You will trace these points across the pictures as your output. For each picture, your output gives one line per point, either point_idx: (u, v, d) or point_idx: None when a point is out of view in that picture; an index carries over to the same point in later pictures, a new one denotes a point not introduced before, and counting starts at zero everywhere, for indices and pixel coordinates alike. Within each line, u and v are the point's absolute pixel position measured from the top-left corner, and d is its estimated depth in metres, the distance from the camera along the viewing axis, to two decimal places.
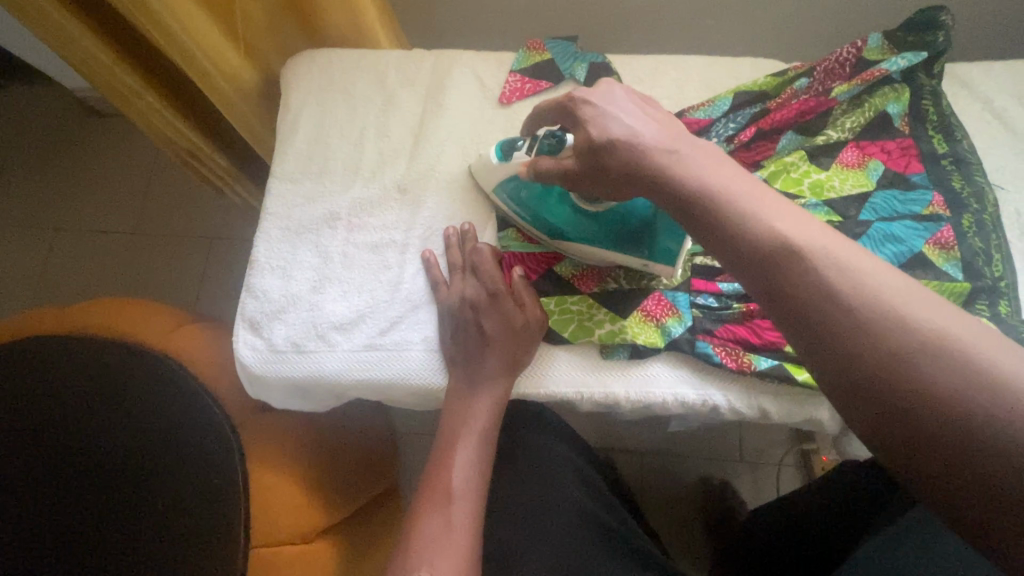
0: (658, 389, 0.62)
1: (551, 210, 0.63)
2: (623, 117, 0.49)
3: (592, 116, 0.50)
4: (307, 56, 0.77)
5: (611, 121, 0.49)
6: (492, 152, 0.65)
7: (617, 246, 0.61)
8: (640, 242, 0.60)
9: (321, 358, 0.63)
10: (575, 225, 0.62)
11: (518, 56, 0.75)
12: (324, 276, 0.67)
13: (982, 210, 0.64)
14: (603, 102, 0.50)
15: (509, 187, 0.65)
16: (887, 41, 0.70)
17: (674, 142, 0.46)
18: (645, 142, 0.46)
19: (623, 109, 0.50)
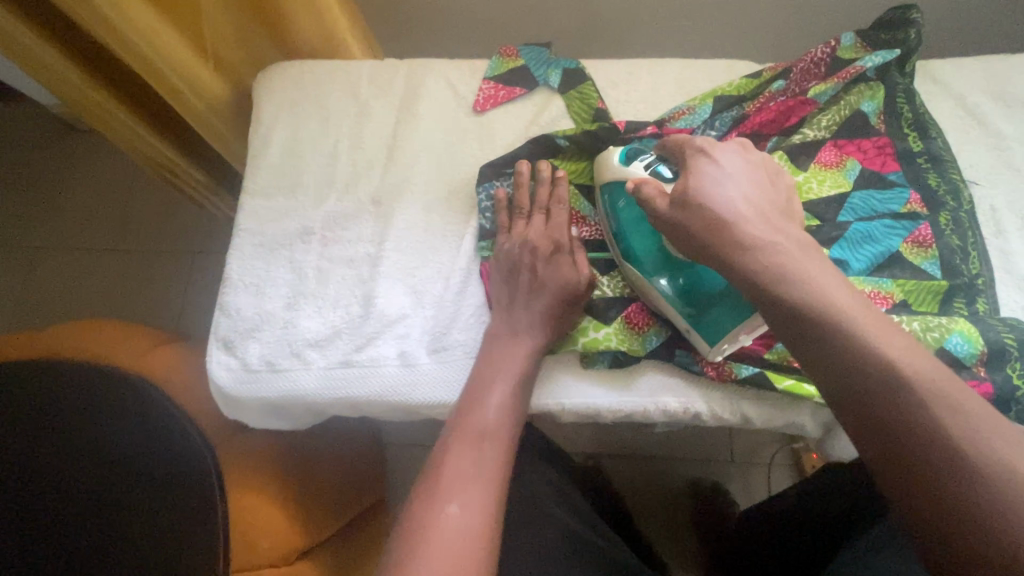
0: (640, 397, 0.61)
1: (640, 237, 0.60)
2: (734, 181, 0.49)
3: (704, 171, 0.49)
4: (278, 68, 0.76)
5: (719, 181, 0.48)
6: (616, 153, 0.61)
7: (679, 299, 0.58)
8: (698, 306, 0.57)
9: (296, 376, 0.62)
10: (652, 259, 0.59)
11: (491, 63, 0.74)
12: (298, 292, 0.66)
13: (958, 207, 0.63)
14: (727, 164, 0.50)
15: (615, 195, 0.62)
16: (860, 39, 0.69)
17: (759, 217, 0.47)
18: (735, 204, 0.47)
19: (735, 172, 0.49)
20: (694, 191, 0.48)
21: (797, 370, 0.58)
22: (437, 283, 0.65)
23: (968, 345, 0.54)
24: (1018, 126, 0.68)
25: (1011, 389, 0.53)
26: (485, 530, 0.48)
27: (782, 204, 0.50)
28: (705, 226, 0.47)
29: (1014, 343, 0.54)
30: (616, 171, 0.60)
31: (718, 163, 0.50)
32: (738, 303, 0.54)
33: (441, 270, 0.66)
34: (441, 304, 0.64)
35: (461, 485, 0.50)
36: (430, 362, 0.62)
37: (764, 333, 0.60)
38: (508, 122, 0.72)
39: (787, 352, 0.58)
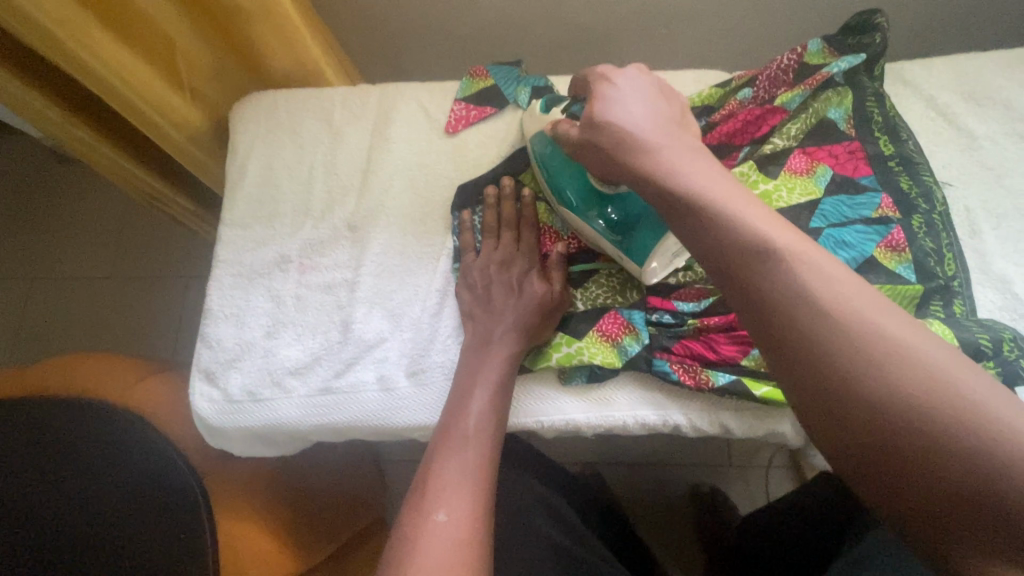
0: (618, 412, 0.62)
1: (566, 176, 0.63)
2: (633, 100, 0.48)
3: (603, 96, 0.50)
4: (253, 98, 0.78)
5: (618, 99, 0.48)
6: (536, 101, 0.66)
7: (610, 228, 0.61)
8: (625, 227, 0.60)
9: (278, 405, 0.63)
10: (578, 194, 0.62)
11: (462, 84, 0.75)
12: (277, 320, 0.66)
13: (931, 209, 0.64)
14: (623, 82, 0.50)
15: (540, 144, 0.65)
16: (827, 44, 0.69)
17: (663, 130, 0.46)
18: (638, 121, 0.47)
19: (634, 90, 0.49)
20: (598, 113, 0.48)
21: (775, 376, 0.57)
22: (414, 306, 0.66)
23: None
24: (990, 124, 0.68)
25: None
26: (475, 535, 0.45)
27: (680, 118, 0.49)
28: (612, 142, 0.47)
29: (989, 343, 0.54)
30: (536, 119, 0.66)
31: (615, 86, 0.50)
32: (654, 219, 0.57)
33: (417, 292, 0.66)
34: (418, 327, 0.65)
35: (451, 492, 0.47)
36: (409, 386, 0.62)
37: (740, 339, 0.59)
38: (479, 141, 0.72)
39: (764, 358, 0.58)
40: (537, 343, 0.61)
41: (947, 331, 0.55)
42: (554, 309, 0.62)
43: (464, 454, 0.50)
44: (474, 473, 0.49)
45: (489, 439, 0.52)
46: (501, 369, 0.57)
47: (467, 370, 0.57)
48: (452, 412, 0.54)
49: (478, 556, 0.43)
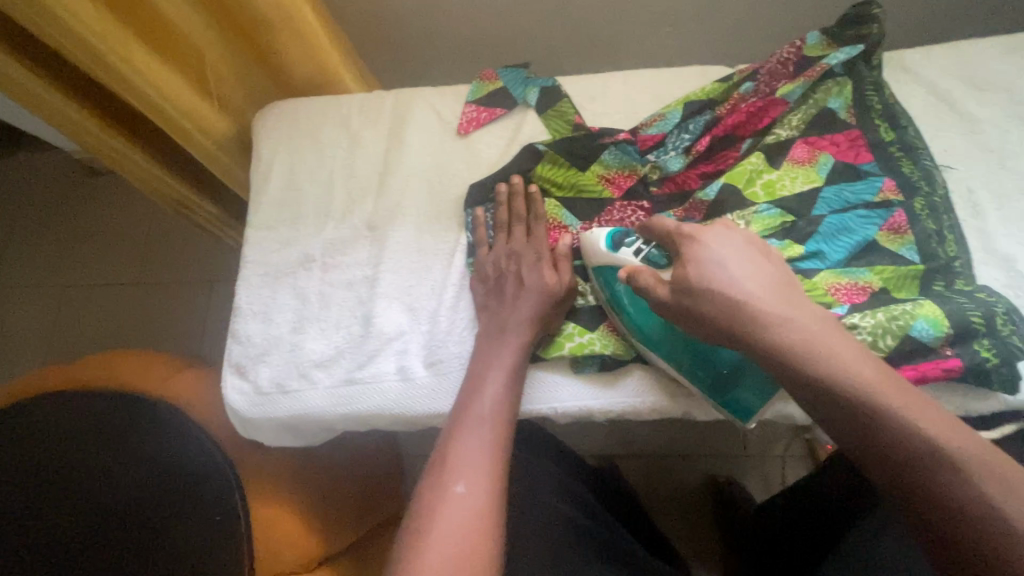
0: (629, 397, 0.64)
1: (652, 325, 0.60)
2: (731, 262, 0.50)
3: (700, 259, 0.51)
4: (276, 106, 0.82)
5: (717, 263, 0.50)
6: (603, 241, 0.62)
7: (710, 383, 0.59)
8: (726, 382, 0.59)
9: (305, 395, 0.66)
10: (669, 345, 0.60)
11: (472, 87, 0.78)
12: (303, 316, 0.70)
13: (933, 191, 0.65)
14: (716, 244, 0.51)
15: (617, 288, 0.62)
16: (825, 37, 0.71)
17: (764, 293, 0.48)
18: (739, 288, 0.48)
19: (733, 253, 0.50)
20: (699, 281, 0.50)
21: None
22: (431, 299, 0.69)
23: (933, 330, 0.56)
24: (992, 108, 0.69)
25: (980, 360, 0.55)
26: (489, 505, 0.51)
27: (779, 274, 0.50)
28: (719, 310, 0.48)
29: (981, 320, 0.56)
30: (608, 258, 0.61)
31: (709, 245, 0.51)
32: (763, 383, 0.57)
33: (434, 286, 0.70)
34: (435, 319, 0.68)
35: (467, 466, 0.53)
36: (428, 375, 0.66)
37: None
38: (490, 141, 0.76)
39: None
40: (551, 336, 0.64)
41: (938, 313, 0.56)
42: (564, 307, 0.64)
43: (478, 431, 0.55)
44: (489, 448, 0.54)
45: (504, 416, 0.57)
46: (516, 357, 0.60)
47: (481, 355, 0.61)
48: (468, 392, 0.58)
49: (491, 522, 0.50)
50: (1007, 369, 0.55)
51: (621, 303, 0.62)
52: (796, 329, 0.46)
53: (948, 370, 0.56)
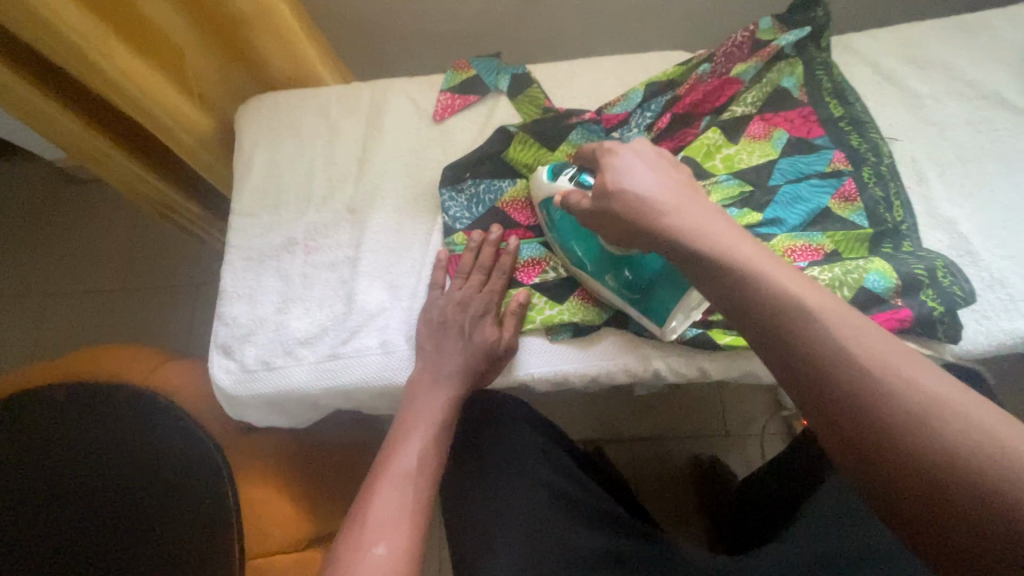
0: (604, 360, 0.67)
1: (580, 241, 0.66)
2: (639, 170, 0.54)
3: (613, 166, 0.55)
4: (257, 100, 0.84)
5: (626, 170, 0.54)
6: (541, 171, 0.67)
7: (627, 287, 0.65)
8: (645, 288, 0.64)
9: (290, 372, 0.68)
10: (593, 258, 0.65)
11: (446, 77, 0.82)
12: (287, 297, 0.72)
13: (879, 162, 0.70)
14: (629, 155, 0.55)
15: (550, 209, 0.68)
16: (776, 23, 0.76)
17: (668, 194, 0.51)
18: (643, 190, 0.52)
19: (643, 163, 0.54)
20: (611, 184, 0.53)
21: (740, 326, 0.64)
22: (411, 277, 0.72)
23: (884, 281, 0.61)
24: (933, 85, 0.73)
25: (925, 309, 0.60)
26: (415, 513, 0.56)
27: (687, 181, 0.54)
28: (623, 208, 0.52)
29: (923, 272, 0.61)
30: (545, 186, 0.66)
31: (622, 157, 0.55)
32: (675, 284, 0.62)
33: (414, 265, 0.73)
34: (415, 295, 0.71)
35: (401, 476, 0.59)
36: (410, 348, 0.68)
37: None
38: (465, 126, 0.79)
39: None
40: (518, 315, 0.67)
41: (887, 266, 0.62)
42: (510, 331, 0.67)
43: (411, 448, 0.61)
44: (423, 460, 0.61)
45: (439, 436, 0.63)
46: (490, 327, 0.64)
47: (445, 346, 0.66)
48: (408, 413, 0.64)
49: (416, 525, 0.56)
50: (950, 317, 0.59)
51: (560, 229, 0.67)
52: (702, 224, 0.48)
53: (901, 320, 0.59)
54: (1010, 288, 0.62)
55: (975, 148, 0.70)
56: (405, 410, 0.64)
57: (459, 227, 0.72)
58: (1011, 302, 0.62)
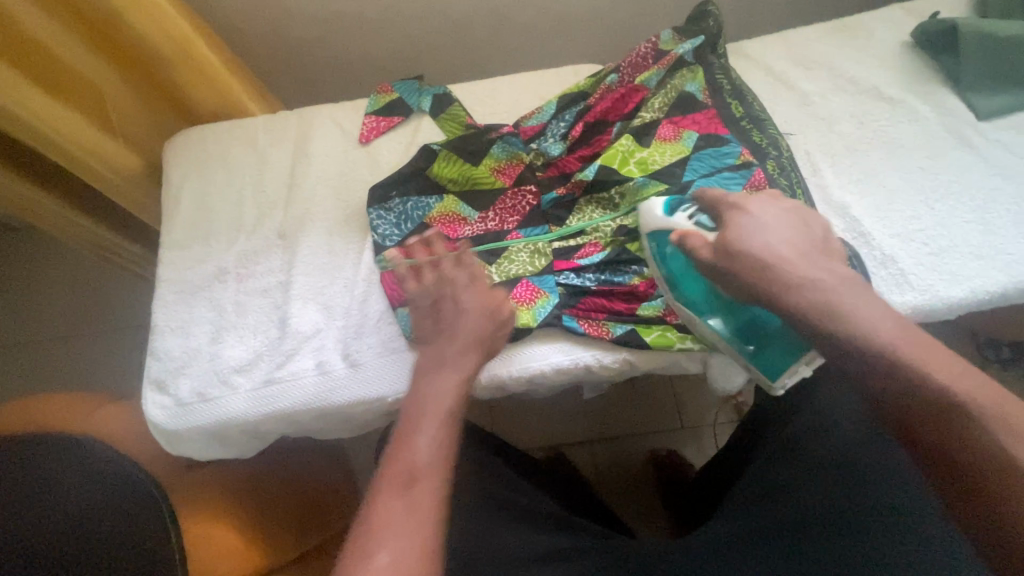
0: (538, 361, 0.69)
1: (698, 288, 0.66)
2: (771, 228, 0.59)
3: (741, 223, 0.60)
4: (183, 134, 0.85)
5: (758, 229, 0.59)
6: (658, 204, 0.66)
7: (733, 340, 0.64)
8: (757, 341, 0.63)
9: (226, 401, 0.68)
10: (711, 304, 0.65)
11: (370, 100, 0.84)
12: (220, 326, 0.72)
13: (780, 154, 0.74)
14: (759, 210, 0.60)
15: (664, 252, 0.66)
16: (675, 34, 0.81)
17: (800, 258, 0.57)
18: (775, 250, 0.57)
19: (766, 218, 0.60)
20: (734, 242, 0.58)
21: (666, 321, 0.68)
22: (345, 296, 0.73)
23: None
24: (818, 83, 0.80)
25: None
26: (438, 519, 0.50)
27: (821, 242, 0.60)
28: (753, 267, 0.57)
29: None
30: (659, 222, 0.65)
31: (751, 215, 0.60)
32: (795, 343, 0.61)
33: (346, 284, 0.74)
34: (348, 314, 0.72)
35: (411, 480, 0.52)
36: (345, 367, 0.69)
37: (634, 295, 0.69)
38: (391, 146, 0.81)
39: (657, 308, 0.69)
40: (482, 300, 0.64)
41: None
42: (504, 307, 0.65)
43: (421, 451, 0.54)
44: (430, 465, 0.53)
45: (451, 440, 0.56)
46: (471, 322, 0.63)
47: (439, 351, 0.62)
48: (411, 420, 0.57)
49: (440, 531, 0.50)
50: None
51: (670, 271, 0.66)
52: (806, 280, 0.55)
53: None
54: (900, 264, 0.68)
55: (859, 139, 0.76)
56: (403, 416, 0.57)
57: (390, 243, 0.74)
58: (900, 276, 0.68)
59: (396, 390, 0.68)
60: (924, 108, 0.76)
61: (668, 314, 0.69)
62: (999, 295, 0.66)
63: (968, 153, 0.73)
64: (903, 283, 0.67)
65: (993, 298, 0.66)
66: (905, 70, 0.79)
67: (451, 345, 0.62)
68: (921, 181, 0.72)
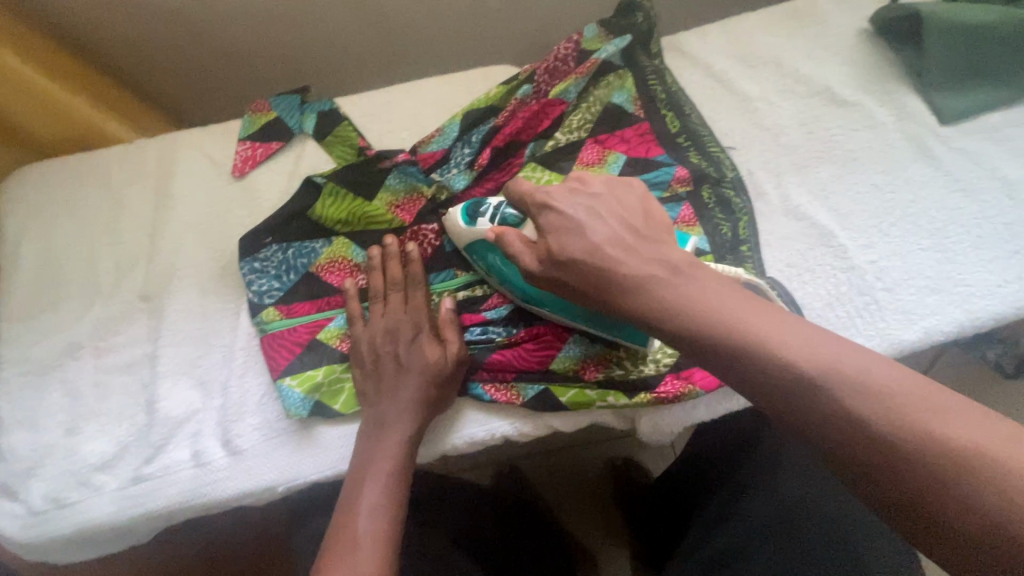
0: (445, 423, 0.60)
1: (512, 274, 0.57)
2: (596, 222, 0.47)
3: (557, 226, 0.47)
4: (20, 177, 0.72)
5: (579, 227, 0.47)
6: (455, 214, 0.60)
7: (586, 322, 0.56)
8: (607, 325, 0.56)
9: (88, 506, 0.58)
10: (533, 296, 0.57)
11: (244, 123, 0.72)
12: (77, 415, 0.61)
13: (721, 176, 0.64)
14: (570, 205, 0.48)
15: (479, 250, 0.59)
16: (601, 29, 0.70)
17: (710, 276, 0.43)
18: (628, 253, 0.45)
19: (590, 214, 0.47)
20: (557, 251, 0.46)
21: (582, 377, 0.58)
22: (222, 369, 0.63)
23: None
24: (762, 86, 0.71)
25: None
26: None
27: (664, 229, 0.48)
28: (590, 279, 0.45)
29: None
30: (467, 233, 0.58)
31: (566, 213, 0.48)
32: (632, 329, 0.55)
33: (224, 354, 0.63)
34: (227, 391, 0.62)
35: None
36: (225, 457, 0.60)
37: (547, 345, 0.60)
38: (270, 179, 0.69)
39: (570, 361, 0.59)
40: (419, 355, 0.57)
41: None
42: (454, 351, 0.57)
43: (369, 552, 0.48)
44: None
45: (393, 495, 0.52)
46: (413, 389, 0.56)
47: (373, 417, 0.56)
48: (345, 507, 0.51)
49: None
50: None
51: (493, 268, 0.58)
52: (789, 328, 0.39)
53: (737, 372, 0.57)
54: (848, 304, 0.60)
55: (808, 152, 0.67)
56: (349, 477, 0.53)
57: (270, 301, 0.63)
58: (851, 318, 0.60)
59: (287, 478, 0.59)
60: (881, 111, 0.67)
61: (584, 367, 0.59)
62: (955, 335, 0.58)
63: (926, 165, 0.65)
64: (852, 325, 0.59)
65: (949, 338, 0.58)
66: (863, 66, 0.70)
67: (390, 420, 0.55)
68: (874, 201, 0.64)
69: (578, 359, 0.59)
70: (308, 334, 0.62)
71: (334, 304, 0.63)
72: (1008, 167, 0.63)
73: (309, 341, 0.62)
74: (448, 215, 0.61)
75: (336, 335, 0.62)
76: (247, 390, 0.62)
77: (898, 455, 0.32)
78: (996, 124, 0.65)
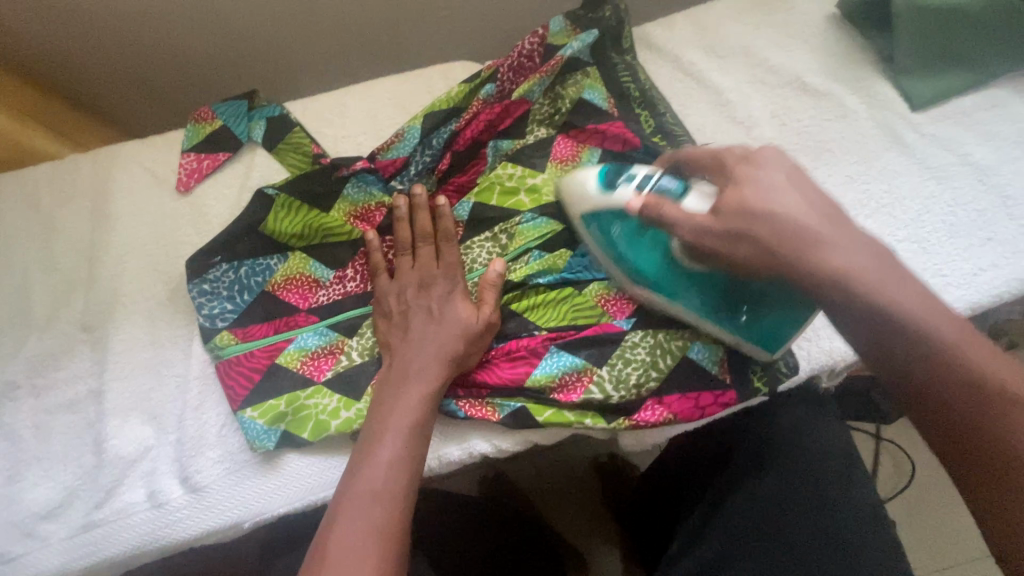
0: None
1: (643, 247, 0.54)
2: (768, 186, 0.46)
3: (740, 179, 0.47)
4: None
5: (764, 190, 0.46)
6: (594, 175, 0.54)
7: (725, 311, 0.53)
8: (749, 309, 0.52)
9: (33, 559, 0.54)
10: (666, 277, 0.53)
11: (187, 133, 0.67)
12: (16, 461, 0.56)
13: None
14: (766, 168, 0.47)
15: (604, 222, 0.55)
16: (568, 23, 0.67)
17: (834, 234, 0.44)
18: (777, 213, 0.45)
19: (770, 173, 0.47)
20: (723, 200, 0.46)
21: (559, 399, 0.55)
22: (176, 401, 0.58)
23: (706, 349, 0.57)
24: (733, 76, 0.69)
25: (751, 391, 0.56)
26: None
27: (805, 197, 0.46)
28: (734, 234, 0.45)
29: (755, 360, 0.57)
30: (602, 199, 0.53)
31: (758, 174, 0.47)
32: (796, 303, 0.50)
33: (178, 385, 0.59)
34: (182, 425, 0.57)
35: None
36: (185, 495, 0.55)
37: (521, 361, 0.56)
38: (219, 193, 0.65)
39: (545, 379, 0.56)
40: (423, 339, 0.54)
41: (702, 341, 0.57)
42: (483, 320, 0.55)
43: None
44: None
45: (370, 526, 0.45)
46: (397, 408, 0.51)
47: (390, 393, 0.51)
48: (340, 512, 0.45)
49: None
50: (768, 376, 0.56)
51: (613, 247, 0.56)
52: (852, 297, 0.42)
53: (726, 404, 0.55)
54: None
55: (782, 143, 0.65)
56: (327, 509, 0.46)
57: (223, 324, 0.59)
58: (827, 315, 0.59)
59: (252, 514, 0.55)
60: (853, 99, 0.66)
61: (560, 388, 0.56)
62: None
63: (899, 153, 0.64)
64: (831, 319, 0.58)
65: None
66: (832, 52, 0.68)
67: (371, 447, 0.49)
68: (850, 192, 0.63)
69: (555, 377, 0.55)
70: (265, 358, 0.58)
71: (292, 324, 0.59)
72: (978, 152, 0.62)
73: (267, 364, 0.58)
74: (577, 174, 0.56)
75: (295, 357, 0.58)
76: (204, 422, 0.57)
77: (989, 429, 0.37)
78: (966, 109, 0.64)
